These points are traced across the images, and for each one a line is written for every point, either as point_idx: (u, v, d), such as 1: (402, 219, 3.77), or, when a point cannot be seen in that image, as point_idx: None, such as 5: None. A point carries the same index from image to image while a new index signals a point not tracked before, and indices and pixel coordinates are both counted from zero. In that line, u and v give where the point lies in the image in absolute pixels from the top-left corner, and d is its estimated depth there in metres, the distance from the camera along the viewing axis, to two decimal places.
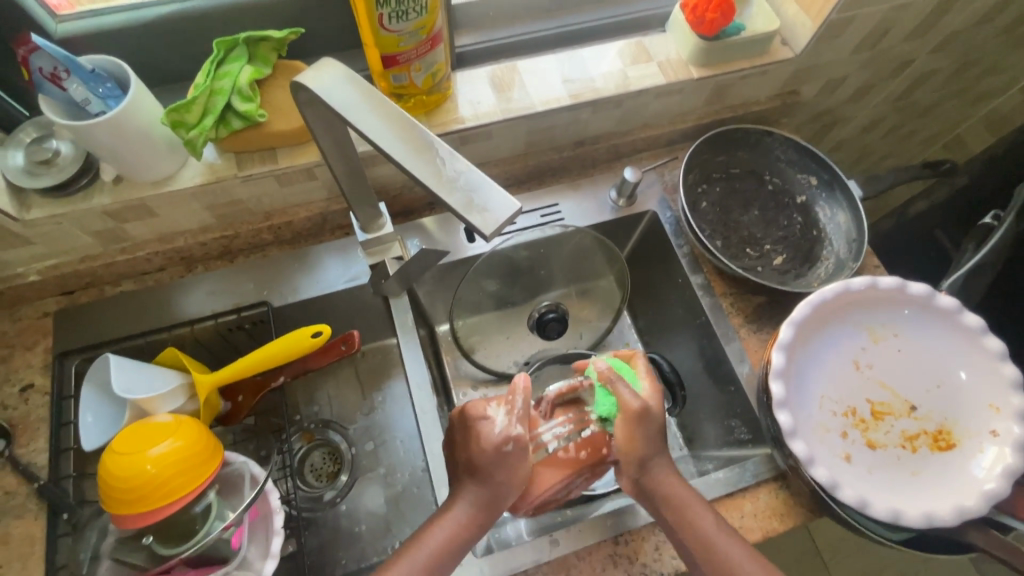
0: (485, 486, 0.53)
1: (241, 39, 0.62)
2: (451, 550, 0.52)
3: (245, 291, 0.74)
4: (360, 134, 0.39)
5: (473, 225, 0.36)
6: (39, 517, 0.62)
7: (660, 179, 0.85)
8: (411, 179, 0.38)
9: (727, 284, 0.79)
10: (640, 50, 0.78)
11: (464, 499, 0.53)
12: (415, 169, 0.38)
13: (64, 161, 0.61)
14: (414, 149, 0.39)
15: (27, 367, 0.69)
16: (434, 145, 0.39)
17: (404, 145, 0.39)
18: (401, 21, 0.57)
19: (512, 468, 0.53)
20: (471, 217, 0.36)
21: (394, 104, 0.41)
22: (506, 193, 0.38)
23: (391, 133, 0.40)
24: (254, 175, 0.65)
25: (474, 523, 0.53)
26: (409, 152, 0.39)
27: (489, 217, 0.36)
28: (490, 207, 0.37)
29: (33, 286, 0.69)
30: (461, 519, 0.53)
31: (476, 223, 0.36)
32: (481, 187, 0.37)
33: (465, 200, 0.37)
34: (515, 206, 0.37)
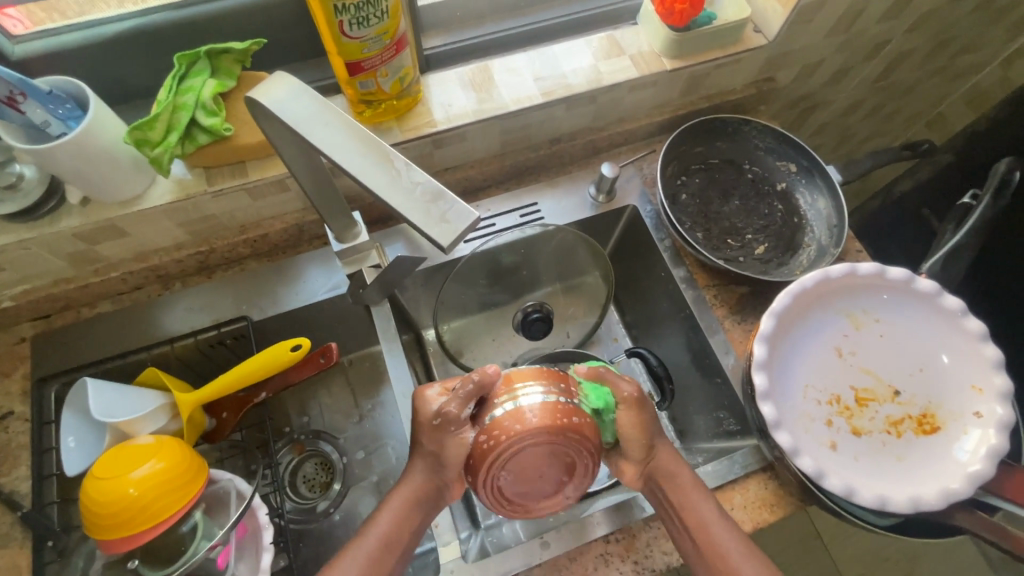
0: (429, 464, 0.53)
1: (202, 52, 0.61)
2: (401, 530, 0.54)
3: (225, 307, 0.73)
4: (315, 148, 0.39)
5: (433, 237, 0.35)
6: (24, 546, 0.62)
7: (639, 173, 0.84)
8: (369, 191, 0.38)
9: (710, 276, 0.79)
10: (612, 44, 0.77)
11: (412, 471, 0.55)
12: (372, 182, 0.37)
13: (28, 184, 0.60)
14: (371, 162, 0.39)
15: (5, 395, 0.68)
16: (391, 155, 0.38)
17: (361, 158, 0.39)
18: (363, 27, 0.56)
19: (444, 445, 0.51)
20: (431, 229, 0.36)
21: (347, 115, 0.40)
22: (464, 202, 0.37)
23: (346, 146, 0.39)
24: (225, 190, 0.64)
25: (425, 495, 0.54)
26: (366, 165, 0.38)
27: (448, 228, 0.36)
28: (450, 217, 0.36)
29: (7, 312, 0.68)
30: (411, 490, 0.54)
31: (436, 234, 0.36)
32: (440, 197, 0.37)
33: (423, 213, 0.36)
34: (474, 214, 0.37)
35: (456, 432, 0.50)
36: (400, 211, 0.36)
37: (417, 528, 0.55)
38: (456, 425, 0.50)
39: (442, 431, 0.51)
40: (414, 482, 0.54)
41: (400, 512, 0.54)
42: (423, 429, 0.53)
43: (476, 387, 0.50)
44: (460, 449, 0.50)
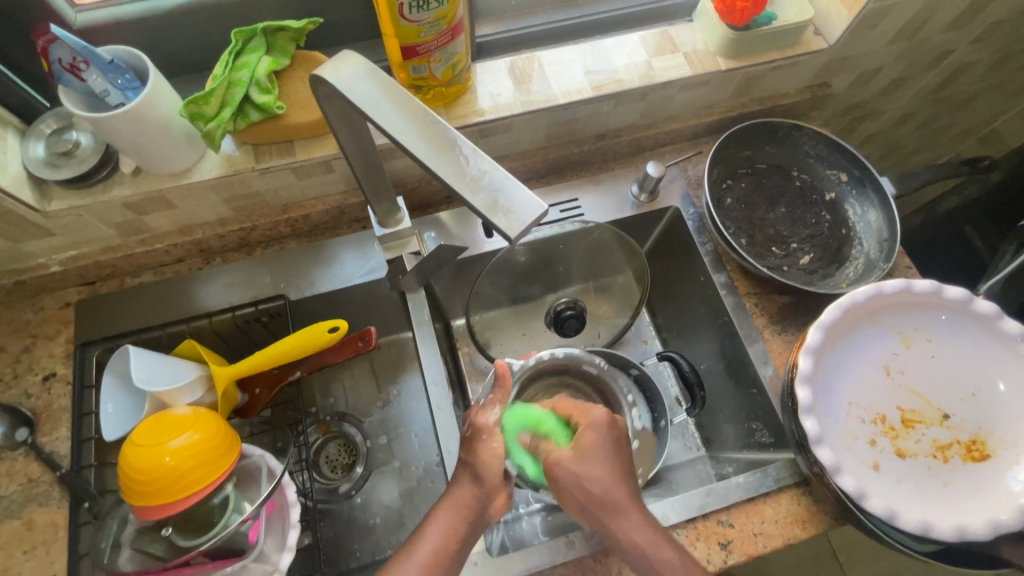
0: (477, 475, 0.55)
1: (259, 29, 0.61)
2: (452, 540, 0.52)
3: (262, 284, 0.74)
4: (380, 130, 0.38)
5: (499, 227, 0.35)
6: (61, 505, 0.63)
7: (683, 174, 0.83)
8: (433, 178, 0.37)
9: (751, 283, 0.77)
10: (666, 41, 0.75)
11: (457, 481, 0.56)
12: (438, 168, 0.37)
13: (84, 152, 0.61)
14: (437, 148, 0.38)
15: (49, 357, 0.69)
16: (458, 142, 0.38)
17: (426, 143, 0.38)
18: (422, 11, 0.55)
19: (480, 450, 0.56)
20: (495, 218, 0.35)
21: (414, 96, 0.40)
22: (530, 193, 0.36)
23: (412, 128, 0.39)
24: (272, 168, 0.65)
25: (473, 507, 0.54)
26: (431, 151, 0.38)
27: (514, 218, 0.35)
28: (515, 208, 0.35)
29: (55, 276, 0.70)
30: (457, 501, 0.54)
31: (501, 224, 0.35)
32: (505, 187, 0.36)
33: (491, 203, 0.36)
34: (541, 207, 0.36)
35: (488, 436, 0.57)
36: (465, 198, 0.36)
37: (466, 544, 0.54)
38: (487, 430, 0.58)
39: (477, 436, 0.58)
40: (460, 495, 0.54)
41: (451, 525, 0.53)
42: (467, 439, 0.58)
43: (497, 394, 0.61)
44: (497, 456, 0.56)
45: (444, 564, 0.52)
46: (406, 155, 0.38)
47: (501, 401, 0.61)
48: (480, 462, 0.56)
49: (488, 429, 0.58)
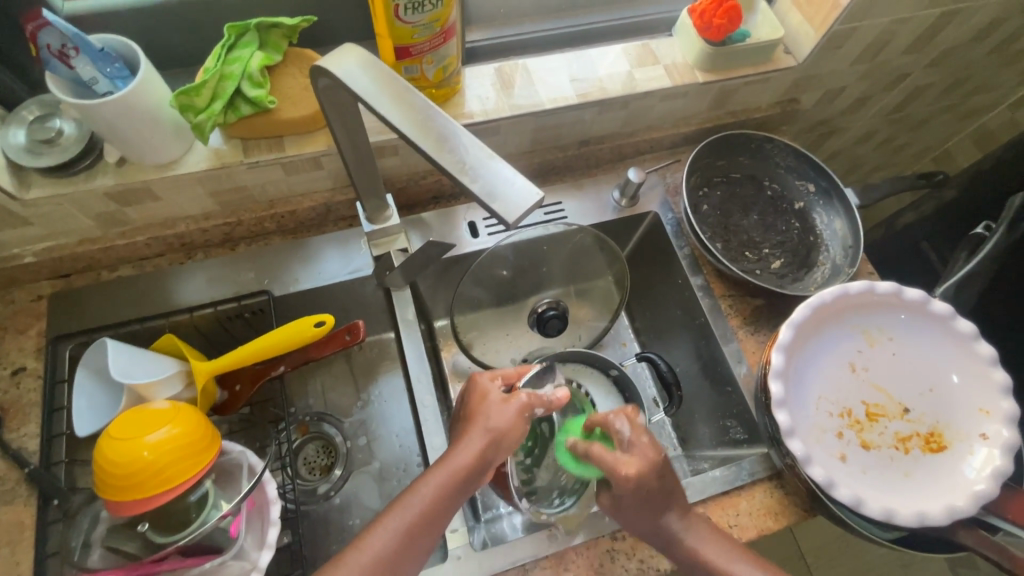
0: (491, 439, 0.54)
1: (252, 24, 0.62)
2: (444, 503, 0.52)
3: (246, 280, 0.73)
4: (387, 123, 0.40)
5: (500, 215, 0.37)
6: (29, 503, 0.61)
7: (662, 181, 0.86)
8: (435, 168, 0.39)
9: (726, 286, 0.80)
10: (647, 53, 0.79)
11: (466, 446, 0.54)
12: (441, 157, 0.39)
13: (68, 140, 0.60)
14: (437, 138, 0.40)
15: (19, 351, 0.67)
16: (459, 135, 0.40)
17: (429, 134, 0.40)
18: (416, 12, 0.57)
19: (514, 427, 0.56)
20: (497, 207, 0.37)
21: (413, 87, 0.42)
22: (528, 180, 0.39)
23: (415, 117, 0.41)
24: (261, 162, 0.65)
25: (472, 473, 0.53)
26: (433, 141, 0.40)
27: (515, 203, 0.37)
28: (515, 197, 0.37)
29: (28, 268, 0.68)
30: (456, 467, 0.53)
31: (502, 213, 0.37)
32: (505, 178, 0.38)
33: (493, 188, 0.38)
34: (540, 196, 0.38)
35: (520, 411, 0.57)
36: (468, 185, 0.37)
37: (456, 505, 0.53)
38: (523, 409, 0.57)
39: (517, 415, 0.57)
40: (457, 462, 0.53)
41: (445, 490, 0.52)
42: (485, 407, 0.57)
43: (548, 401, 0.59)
44: (519, 429, 0.56)
45: (424, 528, 0.51)
46: (408, 144, 0.40)
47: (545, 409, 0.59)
48: (500, 429, 0.55)
49: (527, 410, 0.57)
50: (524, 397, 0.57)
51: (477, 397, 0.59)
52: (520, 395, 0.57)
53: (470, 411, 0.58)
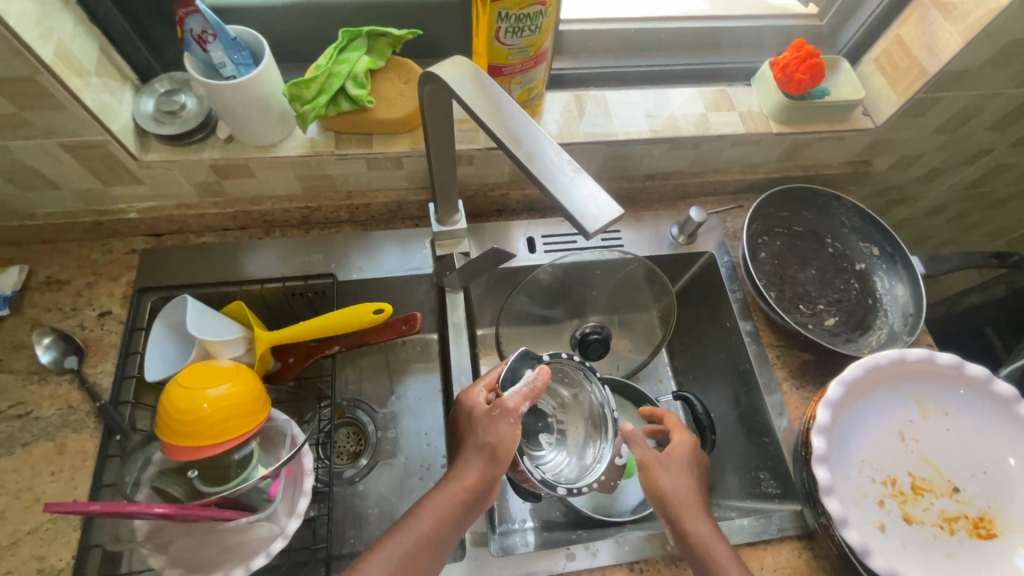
0: (486, 456, 0.57)
1: (363, 31, 0.68)
2: (444, 526, 0.55)
3: (314, 261, 0.78)
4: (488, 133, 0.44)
5: (581, 225, 0.39)
6: (93, 435, 0.65)
7: (722, 225, 0.87)
8: (527, 175, 0.42)
9: (776, 336, 0.80)
10: (724, 99, 0.81)
11: (466, 467, 0.57)
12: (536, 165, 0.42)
13: (188, 115, 0.67)
14: (535, 149, 0.43)
15: (108, 296, 0.73)
16: (556, 151, 0.43)
17: (527, 144, 0.43)
18: (515, 36, 0.61)
19: (504, 434, 0.58)
20: (579, 217, 0.39)
21: (511, 98, 0.46)
22: (608, 197, 0.41)
23: (510, 126, 0.44)
24: (349, 155, 0.70)
25: (473, 492, 0.56)
26: (531, 150, 0.43)
27: (595, 216, 0.39)
28: (598, 210, 0.39)
29: (130, 222, 0.75)
30: (455, 490, 0.56)
31: (582, 222, 0.39)
32: (591, 192, 0.40)
33: (574, 199, 0.40)
34: (621, 213, 0.40)
35: (508, 421, 0.58)
36: (552, 193, 0.40)
37: (462, 526, 0.56)
38: (513, 417, 0.59)
39: (501, 421, 0.58)
40: (458, 487, 0.56)
41: (445, 511, 0.55)
42: (477, 424, 0.59)
43: (531, 390, 0.59)
44: (512, 436, 0.58)
45: (429, 552, 0.54)
46: (500, 147, 0.43)
47: (533, 399, 0.60)
48: (494, 443, 0.57)
49: (514, 413, 0.59)
50: (509, 403, 0.59)
51: (466, 415, 0.61)
52: (504, 402, 0.59)
53: (464, 430, 0.60)
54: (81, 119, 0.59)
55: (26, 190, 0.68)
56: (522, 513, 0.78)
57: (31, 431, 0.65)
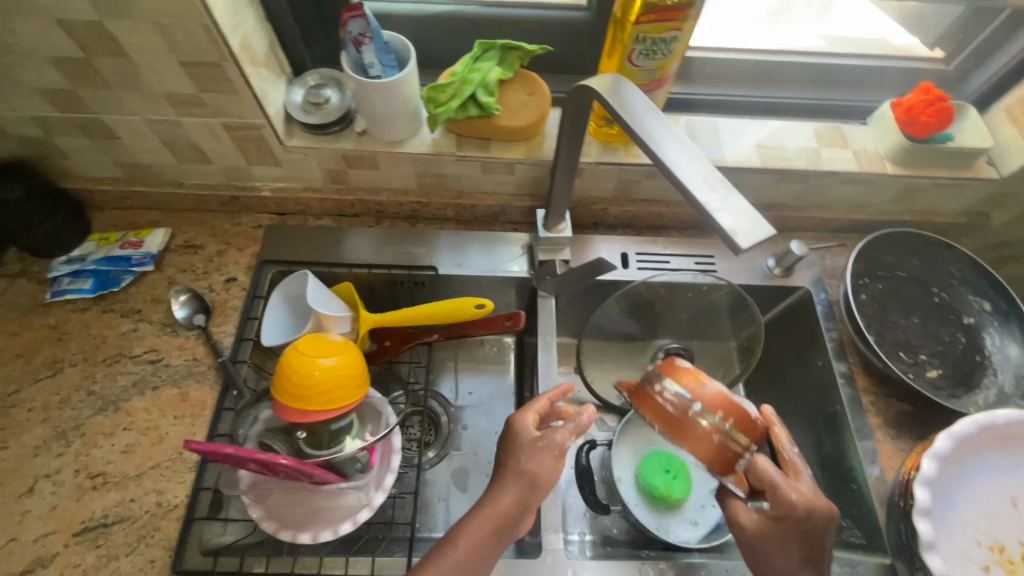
0: (525, 483, 0.57)
1: (497, 43, 0.72)
2: (482, 554, 0.54)
3: (418, 253, 0.82)
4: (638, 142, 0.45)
5: (729, 239, 0.38)
6: (212, 387, 0.72)
7: (821, 262, 0.85)
8: (676, 187, 0.42)
9: (871, 381, 0.77)
10: (838, 135, 0.80)
11: (503, 493, 0.56)
12: (686, 176, 0.42)
13: (330, 108, 0.73)
14: (687, 163, 0.43)
15: (235, 263, 0.81)
16: (706, 165, 0.43)
17: (677, 157, 0.44)
18: (647, 59, 0.64)
19: (547, 463, 0.57)
20: (728, 230, 0.39)
21: (655, 107, 0.48)
22: (759, 218, 0.40)
23: (657, 131, 0.46)
24: (468, 157, 0.74)
25: (510, 519, 0.55)
26: (682, 163, 0.43)
27: (745, 233, 0.39)
28: (748, 226, 0.39)
29: (261, 199, 0.82)
30: (493, 516, 0.55)
31: (731, 237, 0.38)
32: (740, 208, 0.40)
33: (724, 213, 0.40)
34: (772, 233, 0.39)
35: (552, 453, 0.58)
36: (699, 201, 0.40)
37: (496, 555, 0.55)
38: (557, 450, 0.58)
39: (544, 451, 0.58)
40: (496, 514, 0.55)
41: (482, 537, 0.54)
42: (518, 451, 0.59)
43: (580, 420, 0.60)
44: (554, 468, 0.58)
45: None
46: (646, 150, 0.45)
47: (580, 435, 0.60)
48: (536, 472, 0.57)
49: (561, 447, 0.58)
50: (557, 436, 0.58)
51: (511, 441, 0.60)
52: (553, 433, 0.59)
53: (505, 456, 0.59)
54: (247, 104, 0.66)
55: (184, 161, 0.76)
56: (580, 525, 0.79)
57: (161, 376, 0.72)
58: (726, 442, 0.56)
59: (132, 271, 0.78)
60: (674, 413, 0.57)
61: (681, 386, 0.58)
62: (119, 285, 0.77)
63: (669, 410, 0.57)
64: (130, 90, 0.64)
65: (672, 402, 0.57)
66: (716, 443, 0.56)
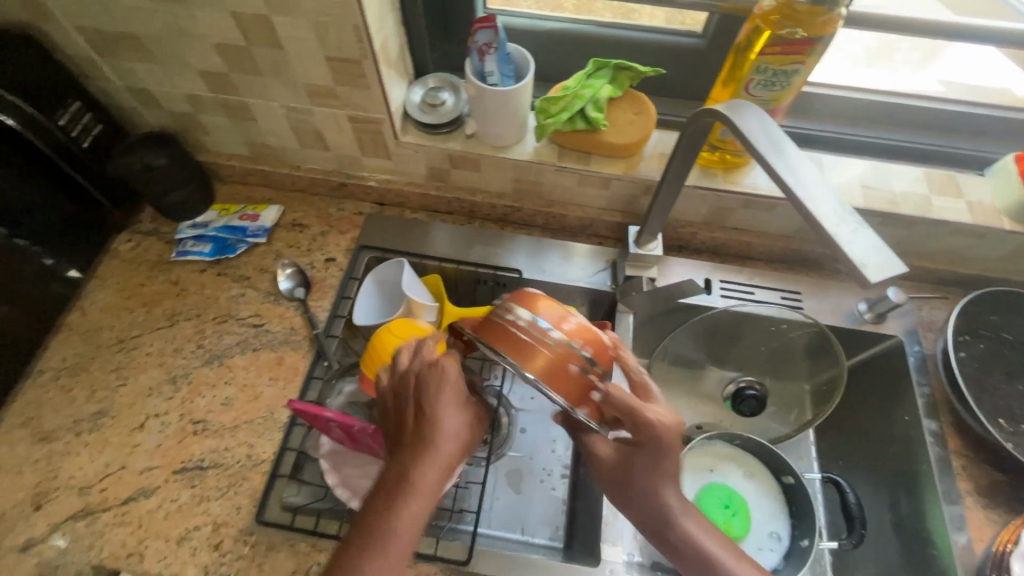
0: None
1: (611, 63, 0.75)
2: None
3: (504, 255, 0.86)
4: (766, 171, 0.47)
5: (861, 273, 0.40)
6: (305, 356, 0.77)
7: (916, 312, 0.82)
8: (805, 218, 0.44)
9: (963, 444, 0.73)
10: (952, 184, 0.77)
11: None
12: (816, 210, 0.44)
13: (445, 109, 0.78)
14: (815, 196, 0.45)
15: (336, 245, 0.86)
16: (835, 201, 0.45)
17: (806, 188, 0.46)
18: (763, 89, 0.64)
19: None
20: (860, 265, 0.41)
21: (784, 136, 0.49)
22: (889, 255, 0.42)
23: (786, 161, 0.47)
24: (568, 168, 0.77)
25: None
26: (811, 196, 0.45)
27: (878, 268, 0.40)
28: (880, 263, 0.41)
29: (366, 188, 0.88)
30: None
31: (864, 271, 0.40)
32: (872, 244, 0.42)
33: (856, 248, 0.42)
34: (903, 272, 0.41)
35: None
36: (831, 234, 0.42)
37: None
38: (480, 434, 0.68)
39: None
40: None
41: None
42: None
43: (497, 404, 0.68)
44: None
45: None
46: (777, 181, 0.46)
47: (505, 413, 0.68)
48: None
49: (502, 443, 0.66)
50: None
51: None
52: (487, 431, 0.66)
53: None
54: (375, 100, 0.71)
55: (305, 146, 0.83)
56: None
57: (261, 340, 0.78)
58: (578, 367, 0.48)
59: (246, 241, 0.85)
60: (518, 338, 0.48)
61: (536, 313, 0.49)
62: (233, 252, 0.84)
63: (523, 341, 0.48)
64: (276, 78, 0.70)
65: (528, 329, 0.48)
66: (578, 377, 0.48)
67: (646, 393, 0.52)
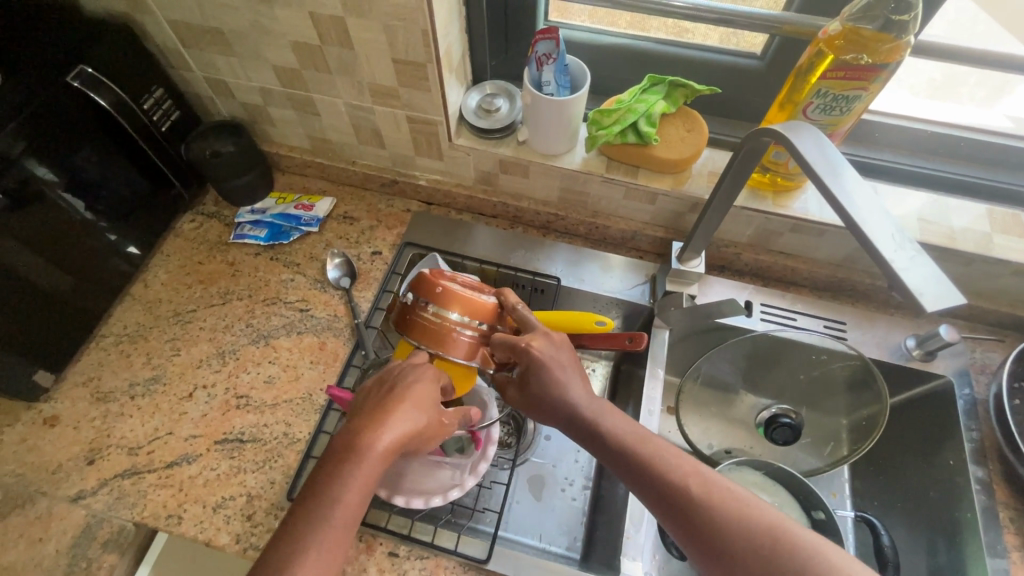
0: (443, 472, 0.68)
1: (667, 79, 0.75)
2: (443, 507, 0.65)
3: (544, 262, 0.87)
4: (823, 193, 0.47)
5: (915, 301, 0.40)
6: (346, 344, 0.80)
7: (969, 353, 0.78)
8: (861, 242, 0.44)
9: (1012, 495, 0.70)
10: (1016, 223, 0.75)
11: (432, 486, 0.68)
12: (874, 234, 0.43)
13: (500, 116, 0.80)
14: (874, 220, 0.44)
15: (383, 239, 0.89)
16: (894, 226, 0.44)
17: (864, 212, 0.45)
18: (822, 113, 0.64)
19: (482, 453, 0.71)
20: (915, 294, 0.40)
21: (846, 161, 0.49)
22: (946, 284, 0.41)
23: (843, 184, 0.47)
24: (615, 180, 0.78)
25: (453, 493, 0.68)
26: (868, 219, 0.44)
27: (933, 298, 0.40)
28: (936, 293, 0.40)
29: (416, 187, 0.91)
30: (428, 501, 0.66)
31: (918, 300, 0.40)
32: (929, 273, 0.41)
33: (911, 275, 0.41)
34: (961, 302, 0.40)
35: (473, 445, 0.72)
36: (886, 259, 0.42)
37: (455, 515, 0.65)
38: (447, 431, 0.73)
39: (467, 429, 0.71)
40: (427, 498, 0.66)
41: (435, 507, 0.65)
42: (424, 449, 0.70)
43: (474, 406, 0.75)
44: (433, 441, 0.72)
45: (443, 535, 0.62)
46: (832, 203, 0.46)
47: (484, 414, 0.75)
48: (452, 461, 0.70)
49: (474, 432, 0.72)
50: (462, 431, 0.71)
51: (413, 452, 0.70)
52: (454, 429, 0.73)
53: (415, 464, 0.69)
54: (434, 102, 0.74)
55: (362, 143, 0.86)
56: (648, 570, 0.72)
57: (306, 324, 0.82)
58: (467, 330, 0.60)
59: (300, 229, 0.89)
60: (422, 322, 0.60)
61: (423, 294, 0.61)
62: (287, 239, 0.88)
63: (425, 321, 0.60)
64: (343, 77, 0.74)
65: (433, 317, 0.60)
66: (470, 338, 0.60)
67: (529, 328, 0.60)
